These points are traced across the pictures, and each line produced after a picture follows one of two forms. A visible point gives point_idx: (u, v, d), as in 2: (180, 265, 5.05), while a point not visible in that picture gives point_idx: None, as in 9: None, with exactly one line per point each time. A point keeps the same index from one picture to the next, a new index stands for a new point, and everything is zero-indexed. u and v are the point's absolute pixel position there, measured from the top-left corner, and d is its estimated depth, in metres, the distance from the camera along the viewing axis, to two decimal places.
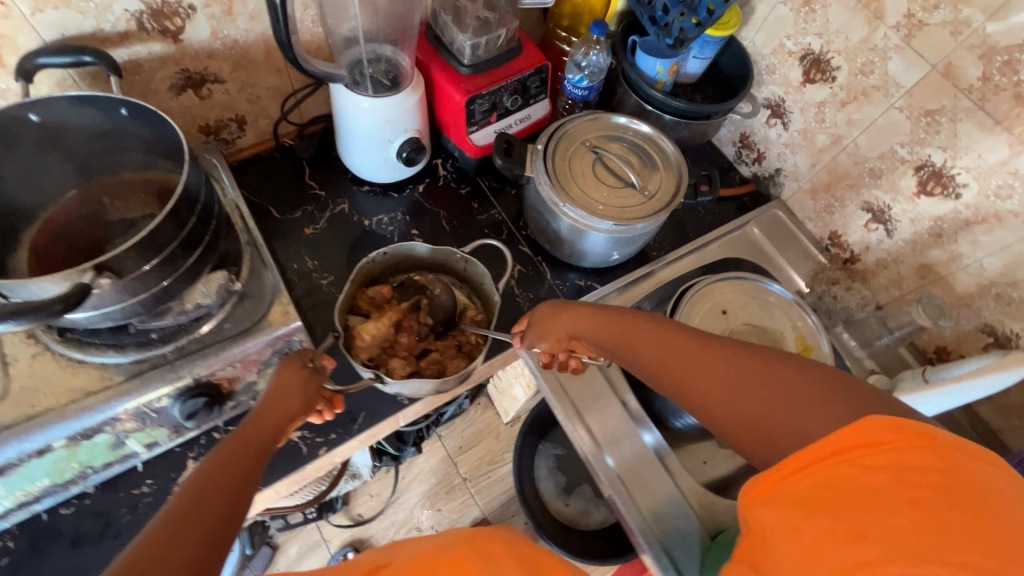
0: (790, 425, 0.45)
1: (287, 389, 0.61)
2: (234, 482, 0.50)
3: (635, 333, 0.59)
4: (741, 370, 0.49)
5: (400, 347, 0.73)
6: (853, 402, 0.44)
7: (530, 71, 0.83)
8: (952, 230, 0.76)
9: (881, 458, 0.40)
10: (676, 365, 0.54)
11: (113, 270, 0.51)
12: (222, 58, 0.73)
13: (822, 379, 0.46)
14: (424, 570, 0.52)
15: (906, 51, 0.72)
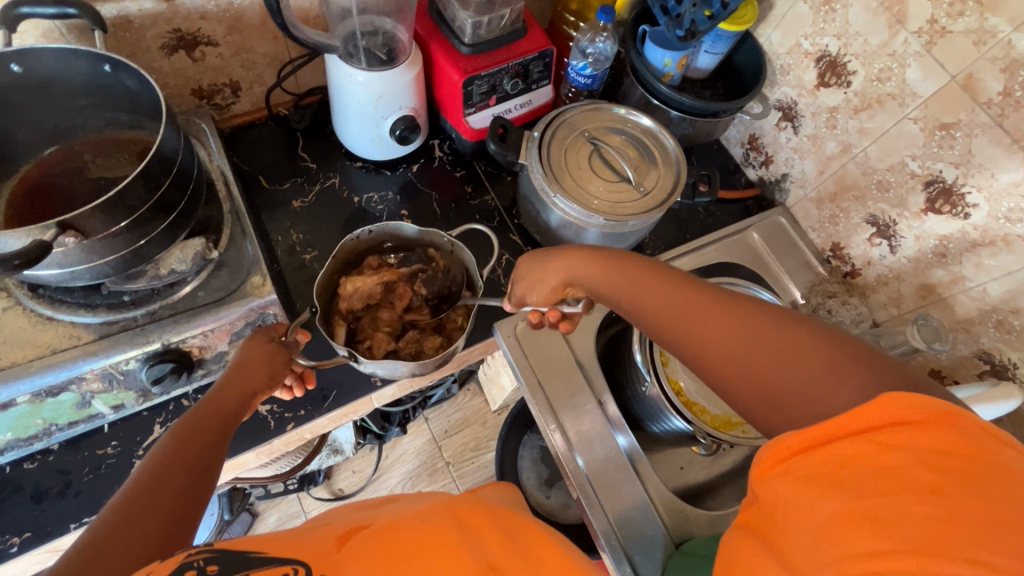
0: (805, 391, 0.41)
1: (251, 363, 0.60)
2: (201, 455, 0.50)
3: (640, 283, 0.54)
4: (758, 328, 0.45)
5: (381, 321, 0.73)
6: (873, 373, 0.39)
7: (533, 55, 0.80)
8: (957, 251, 0.73)
9: (903, 437, 0.35)
10: (683, 318, 0.49)
11: (79, 229, 0.50)
12: (216, 20, 0.71)
13: (845, 347, 0.41)
14: (402, 543, 0.44)
15: (926, 59, 0.68)
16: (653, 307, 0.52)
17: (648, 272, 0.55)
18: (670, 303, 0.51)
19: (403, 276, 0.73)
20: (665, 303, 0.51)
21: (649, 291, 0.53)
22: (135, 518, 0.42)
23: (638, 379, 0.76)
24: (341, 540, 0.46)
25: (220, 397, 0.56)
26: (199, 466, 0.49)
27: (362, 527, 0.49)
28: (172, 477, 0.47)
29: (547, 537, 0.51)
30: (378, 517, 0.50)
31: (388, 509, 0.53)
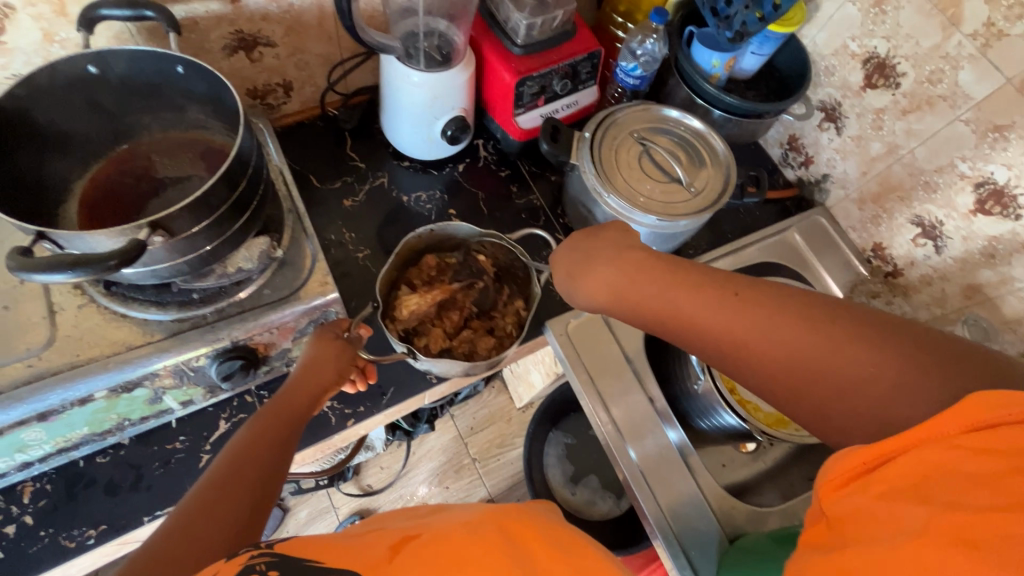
0: (873, 405, 0.41)
1: (320, 358, 0.61)
2: (268, 452, 0.52)
3: (678, 293, 0.52)
4: (817, 339, 0.44)
5: (436, 321, 0.73)
6: (952, 377, 0.38)
7: (582, 56, 0.81)
8: (1007, 252, 0.74)
9: (997, 445, 0.35)
10: (741, 337, 0.47)
11: (165, 228, 0.51)
12: (276, 21, 0.72)
13: (915, 352, 0.40)
14: (452, 556, 0.41)
15: (981, 62, 0.69)
16: (699, 317, 0.50)
17: (684, 277, 0.52)
18: (722, 317, 0.48)
19: (457, 291, 0.74)
20: (714, 316, 0.49)
21: (695, 303, 0.50)
22: (207, 514, 0.44)
23: (689, 376, 0.77)
24: (393, 548, 0.44)
25: (292, 393, 0.58)
26: (268, 464, 0.51)
27: (414, 535, 0.46)
28: (242, 474, 0.48)
29: (595, 550, 0.46)
30: (429, 524, 0.47)
31: (437, 517, 0.50)
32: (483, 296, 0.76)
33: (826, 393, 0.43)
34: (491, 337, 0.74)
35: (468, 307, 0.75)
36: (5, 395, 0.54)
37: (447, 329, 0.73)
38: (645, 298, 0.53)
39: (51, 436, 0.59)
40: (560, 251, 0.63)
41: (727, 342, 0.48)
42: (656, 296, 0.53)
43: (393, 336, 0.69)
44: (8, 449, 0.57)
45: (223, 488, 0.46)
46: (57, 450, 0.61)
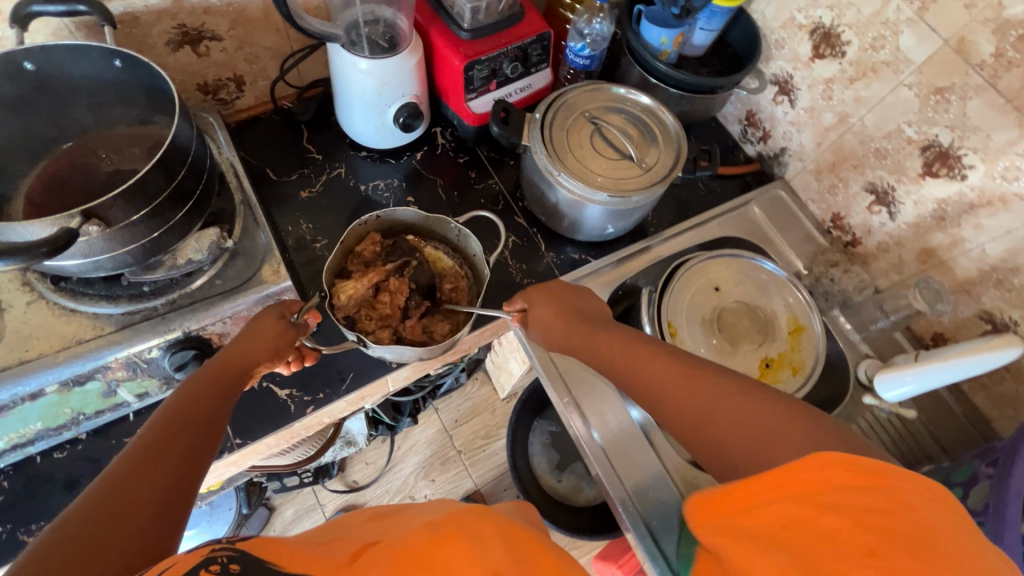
0: (751, 454, 0.46)
1: (259, 335, 0.61)
2: (202, 418, 0.51)
3: (608, 344, 0.61)
4: (710, 391, 0.50)
5: (381, 309, 0.71)
6: (807, 434, 0.45)
7: (532, 38, 0.81)
8: (955, 214, 0.75)
9: (833, 496, 0.40)
10: (651, 376, 0.55)
11: (101, 218, 0.51)
12: (220, 14, 0.72)
13: (784, 411, 0.47)
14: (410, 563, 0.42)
15: (919, 25, 0.70)
16: (617, 361, 0.59)
17: (622, 339, 0.61)
18: (679, 391, 0.52)
19: (391, 272, 0.72)
20: (670, 381, 0.53)
21: (655, 376, 0.54)
22: (141, 477, 0.43)
23: None
24: (353, 553, 0.45)
25: (224, 361, 0.58)
26: (200, 425, 0.50)
27: (375, 540, 0.47)
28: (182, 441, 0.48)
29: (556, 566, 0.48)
30: (393, 530, 0.49)
31: (397, 520, 0.52)
32: (420, 275, 0.74)
33: (698, 431, 0.50)
34: (448, 322, 0.73)
35: (404, 287, 0.72)
36: None
37: (388, 314, 0.71)
38: (617, 367, 0.59)
39: (4, 432, 0.59)
40: (530, 288, 0.71)
41: (667, 406, 0.52)
42: (627, 363, 0.58)
43: (339, 320, 0.69)
44: None
45: (161, 455, 0.46)
46: (12, 446, 0.61)
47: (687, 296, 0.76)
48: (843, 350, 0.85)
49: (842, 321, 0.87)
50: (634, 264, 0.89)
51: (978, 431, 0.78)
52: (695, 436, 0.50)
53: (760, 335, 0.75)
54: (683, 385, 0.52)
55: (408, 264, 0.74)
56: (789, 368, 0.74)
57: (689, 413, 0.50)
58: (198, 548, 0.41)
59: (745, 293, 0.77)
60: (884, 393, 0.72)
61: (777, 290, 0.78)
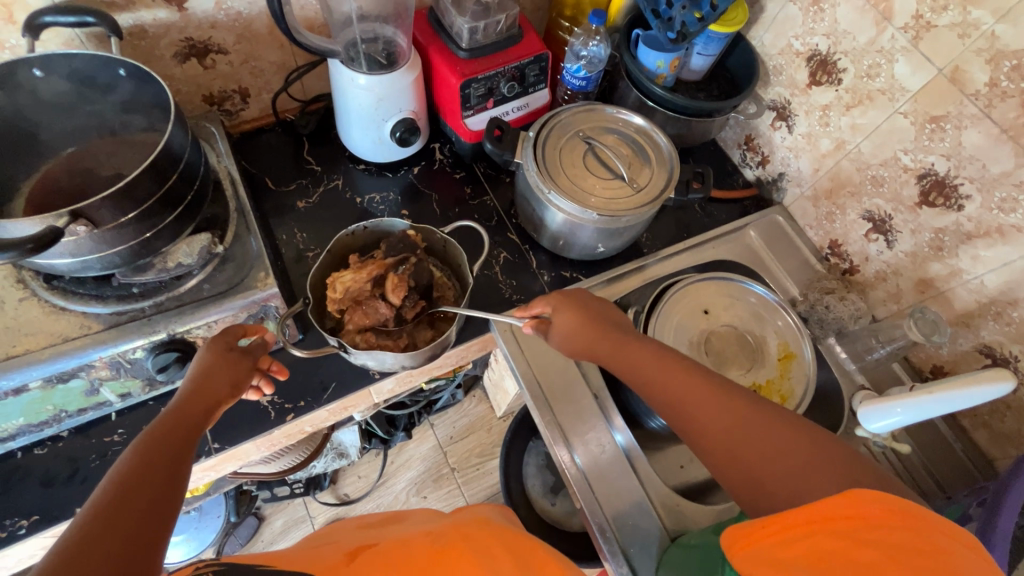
0: (786, 486, 0.47)
1: (215, 370, 0.58)
2: (180, 459, 0.48)
3: (643, 360, 0.59)
4: (746, 418, 0.51)
5: (372, 307, 0.70)
6: (843, 469, 0.46)
7: (529, 59, 0.83)
8: (953, 244, 0.73)
9: (867, 534, 0.41)
10: (686, 397, 0.54)
11: (89, 218, 0.53)
12: (226, 29, 0.75)
13: (820, 444, 0.48)
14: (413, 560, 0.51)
15: (913, 54, 0.69)
16: (652, 382, 0.57)
17: (657, 356, 0.59)
18: (710, 414, 0.52)
19: (390, 267, 0.71)
20: (699, 403, 0.53)
21: (683, 397, 0.54)
22: (112, 529, 0.40)
23: None
24: (351, 553, 0.55)
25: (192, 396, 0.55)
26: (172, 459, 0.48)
27: (367, 546, 0.56)
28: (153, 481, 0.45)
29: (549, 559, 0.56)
30: (383, 538, 0.58)
31: (388, 529, 0.61)
32: (420, 274, 0.73)
33: (728, 455, 0.50)
34: (429, 325, 0.74)
35: (403, 284, 0.70)
36: None
37: (382, 314, 0.70)
38: (646, 387, 0.58)
39: None
40: (551, 294, 0.67)
41: (697, 429, 0.53)
42: (654, 386, 0.57)
43: (327, 310, 0.69)
44: None
45: (132, 500, 0.42)
46: None
47: (675, 318, 0.75)
48: (838, 380, 0.83)
49: (837, 351, 0.84)
50: (626, 283, 0.88)
51: (979, 469, 0.75)
52: (726, 462, 0.50)
53: (748, 360, 0.74)
54: (713, 408, 0.52)
55: (406, 261, 0.72)
56: (778, 396, 0.71)
57: (722, 437, 0.51)
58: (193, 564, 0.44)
59: (735, 317, 0.76)
60: (870, 424, 0.70)
61: (767, 315, 0.77)
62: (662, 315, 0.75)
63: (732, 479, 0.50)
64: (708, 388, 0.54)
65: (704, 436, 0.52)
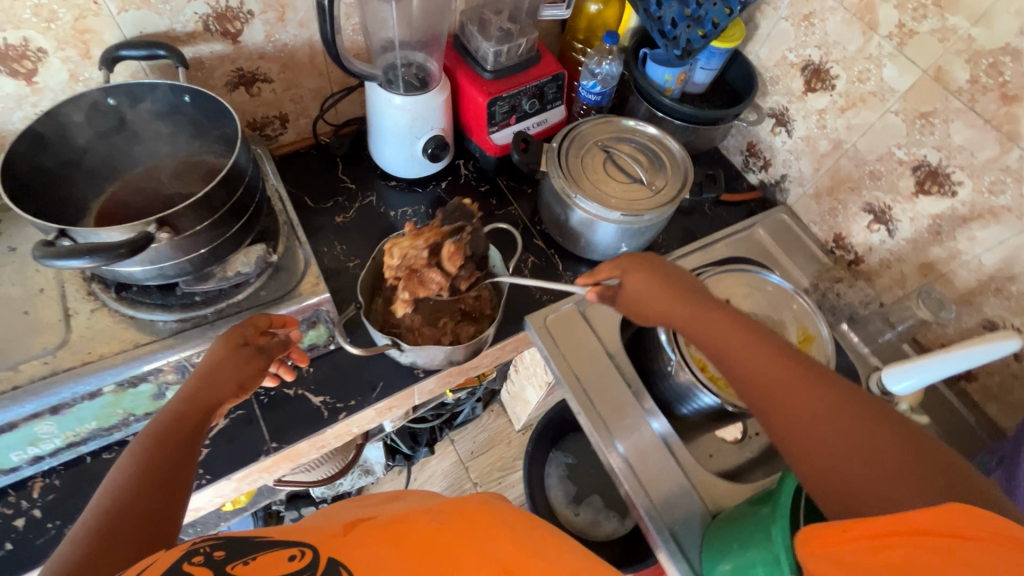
0: (874, 484, 0.46)
1: (222, 367, 0.60)
2: (173, 463, 0.51)
3: (729, 337, 0.60)
4: (838, 410, 0.50)
5: (429, 275, 0.72)
6: (942, 478, 0.44)
7: (548, 78, 0.90)
8: (950, 227, 0.79)
9: (961, 552, 0.39)
10: (773, 379, 0.55)
11: (171, 226, 0.57)
12: (273, 59, 0.81)
13: (919, 450, 0.46)
14: (407, 542, 0.46)
15: (899, 59, 0.77)
16: (738, 359, 0.58)
17: (746, 333, 0.60)
18: (804, 403, 0.52)
19: (448, 236, 0.72)
20: (789, 388, 0.54)
21: (774, 379, 0.55)
22: (116, 532, 0.45)
23: (663, 360, 0.80)
24: (347, 525, 0.49)
25: (200, 392, 0.57)
26: (174, 465, 0.52)
27: (368, 518, 0.51)
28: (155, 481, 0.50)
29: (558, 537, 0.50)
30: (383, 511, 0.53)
31: (397, 503, 0.56)
32: (475, 245, 0.74)
33: (815, 441, 0.50)
34: (470, 323, 0.79)
35: (460, 253, 0.72)
36: (23, 388, 0.60)
37: (436, 283, 0.73)
38: (733, 361, 0.59)
39: (61, 430, 0.63)
40: (620, 259, 0.72)
41: (780, 412, 0.53)
42: (739, 360, 0.58)
43: (388, 276, 0.72)
44: (21, 441, 0.61)
45: (133, 502, 0.47)
46: (67, 445, 0.65)
47: None
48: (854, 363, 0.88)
49: (850, 335, 0.89)
50: None
51: (993, 439, 0.80)
52: (807, 448, 0.50)
53: None
54: (804, 398, 0.52)
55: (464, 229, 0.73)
56: None
57: (811, 428, 0.51)
58: (179, 543, 0.44)
59: (755, 305, 0.82)
60: (891, 386, 0.74)
61: (784, 301, 0.82)
62: None
63: (818, 473, 0.50)
64: (806, 377, 0.54)
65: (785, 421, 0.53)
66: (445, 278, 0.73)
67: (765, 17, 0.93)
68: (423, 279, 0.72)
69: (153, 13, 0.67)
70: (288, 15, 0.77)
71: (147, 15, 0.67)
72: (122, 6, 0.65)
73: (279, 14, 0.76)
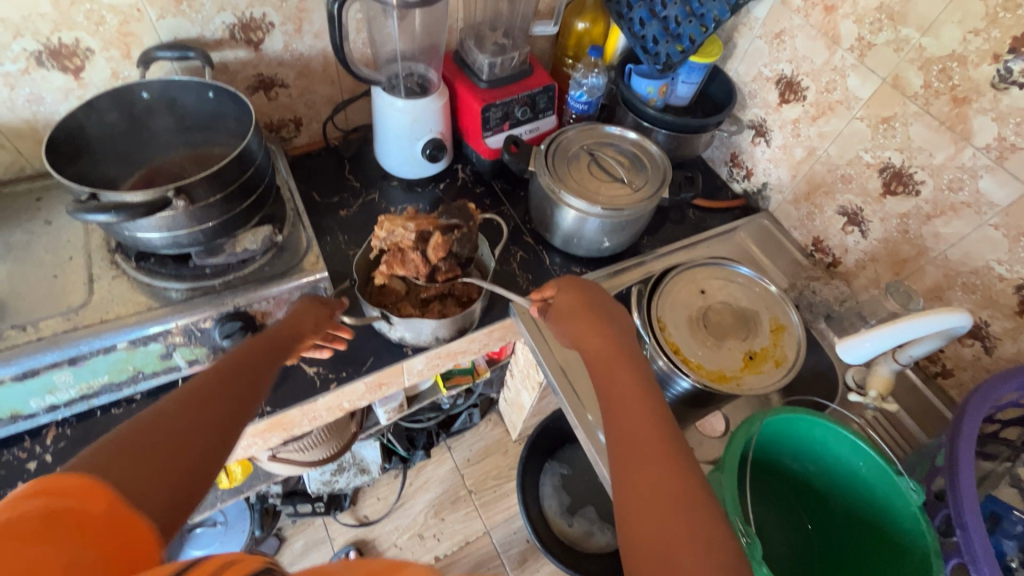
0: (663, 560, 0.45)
1: (299, 316, 0.70)
2: (253, 372, 0.58)
3: (622, 379, 0.61)
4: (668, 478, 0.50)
5: (410, 256, 0.77)
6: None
7: (539, 88, 0.98)
8: (917, 225, 0.83)
9: None
10: (632, 429, 0.56)
11: (187, 196, 0.65)
12: (290, 67, 0.91)
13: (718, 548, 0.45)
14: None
15: (861, 69, 0.83)
16: (619, 399, 0.59)
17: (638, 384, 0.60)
18: (645, 463, 0.52)
19: (440, 228, 0.78)
20: (649, 455, 0.53)
21: (647, 443, 0.54)
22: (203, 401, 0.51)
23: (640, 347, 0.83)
24: None
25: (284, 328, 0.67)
26: (255, 373, 0.58)
27: None
28: (243, 383, 0.56)
29: None
30: None
31: None
32: (463, 243, 0.80)
33: (651, 501, 0.49)
34: (455, 301, 0.85)
35: (447, 245, 0.77)
36: (48, 338, 0.66)
37: (415, 265, 0.78)
38: (621, 413, 0.58)
39: (77, 381, 0.70)
40: (561, 279, 0.73)
41: (630, 477, 0.52)
42: (616, 400, 0.60)
43: (374, 246, 0.77)
44: (40, 389, 0.68)
45: (219, 388, 0.53)
46: (80, 396, 0.71)
47: (674, 296, 0.84)
48: (831, 359, 0.90)
49: (827, 332, 0.91)
50: (628, 276, 0.98)
51: None
52: (641, 519, 0.49)
53: (744, 330, 0.82)
54: (648, 457, 0.52)
55: (456, 229, 0.79)
56: (772, 361, 0.80)
57: (643, 490, 0.50)
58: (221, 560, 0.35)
59: (729, 295, 0.86)
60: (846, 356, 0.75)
61: (756, 292, 0.86)
62: (662, 294, 0.84)
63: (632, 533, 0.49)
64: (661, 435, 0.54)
65: (633, 492, 0.51)
66: (425, 263, 0.78)
67: (742, 36, 1.00)
68: (408, 257, 0.77)
69: (187, 21, 0.77)
70: (305, 27, 0.87)
71: (182, 22, 0.77)
72: (161, 14, 0.75)
73: (297, 26, 0.86)
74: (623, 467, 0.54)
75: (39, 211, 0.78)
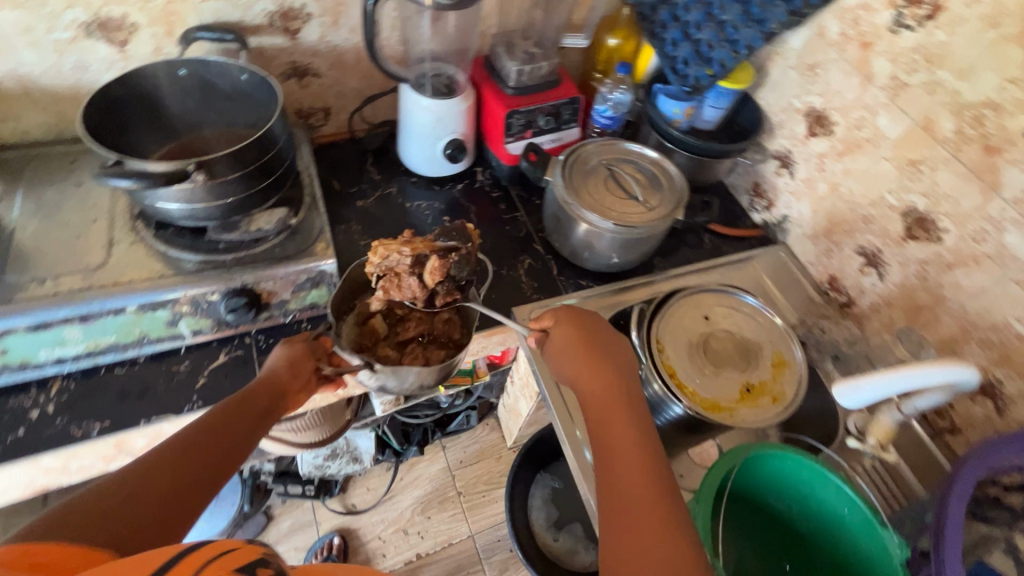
0: None
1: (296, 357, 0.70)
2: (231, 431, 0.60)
3: (616, 424, 0.60)
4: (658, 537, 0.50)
5: (405, 282, 0.72)
6: None
7: (564, 100, 0.98)
8: (936, 273, 0.80)
9: None
10: (623, 479, 0.55)
11: (207, 171, 0.68)
12: (324, 57, 0.93)
13: None
14: None
15: (892, 108, 0.81)
16: (612, 444, 0.58)
17: (635, 429, 0.59)
18: (634, 521, 0.52)
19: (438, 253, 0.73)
20: (639, 512, 0.52)
21: (637, 499, 0.53)
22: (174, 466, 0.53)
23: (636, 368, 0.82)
24: None
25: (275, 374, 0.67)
26: (234, 435, 0.60)
27: None
28: (216, 446, 0.57)
29: None
30: None
31: None
32: (462, 267, 0.75)
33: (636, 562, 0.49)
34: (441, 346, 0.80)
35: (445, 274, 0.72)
36: (63, 294, 0.69)
37: (412, 290, 0.73)
38: (609, 465, 0.57)
39: (86, 337, 0.72)
40: (561, 309, 0.72)
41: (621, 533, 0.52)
42: (608, 446, 0.59)
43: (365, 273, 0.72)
44: (51, 341, 0.70)
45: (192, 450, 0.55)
46: (87, 353, 0.74)
47: (677, 319, 0.84)
48: (834, 401, 0.88)
49: (834, 372, 0.91)
50: (635, 293, 0.98)
51: None
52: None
53: (744, 361, 0.81)
54: (638, 514, 0.52)
55: (455, 253, 0.73)
56: (769, 396, 0.78)
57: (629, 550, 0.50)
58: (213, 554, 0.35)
59: (732, 324, 0.84)
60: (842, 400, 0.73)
61: (762, 324, 0.85)
62: (664, 316, 0.83)
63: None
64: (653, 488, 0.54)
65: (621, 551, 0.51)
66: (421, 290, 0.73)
67: (775, 65, 0.99)
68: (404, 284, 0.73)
69: (229, 5, 0.80)
70: (342, 20, 0.89)
71: (225, 6, 0.80)
72: None
73: (334, 19, 0.88)
74: (610, 524, 0.54)
75: (72, 172, 0.82)
